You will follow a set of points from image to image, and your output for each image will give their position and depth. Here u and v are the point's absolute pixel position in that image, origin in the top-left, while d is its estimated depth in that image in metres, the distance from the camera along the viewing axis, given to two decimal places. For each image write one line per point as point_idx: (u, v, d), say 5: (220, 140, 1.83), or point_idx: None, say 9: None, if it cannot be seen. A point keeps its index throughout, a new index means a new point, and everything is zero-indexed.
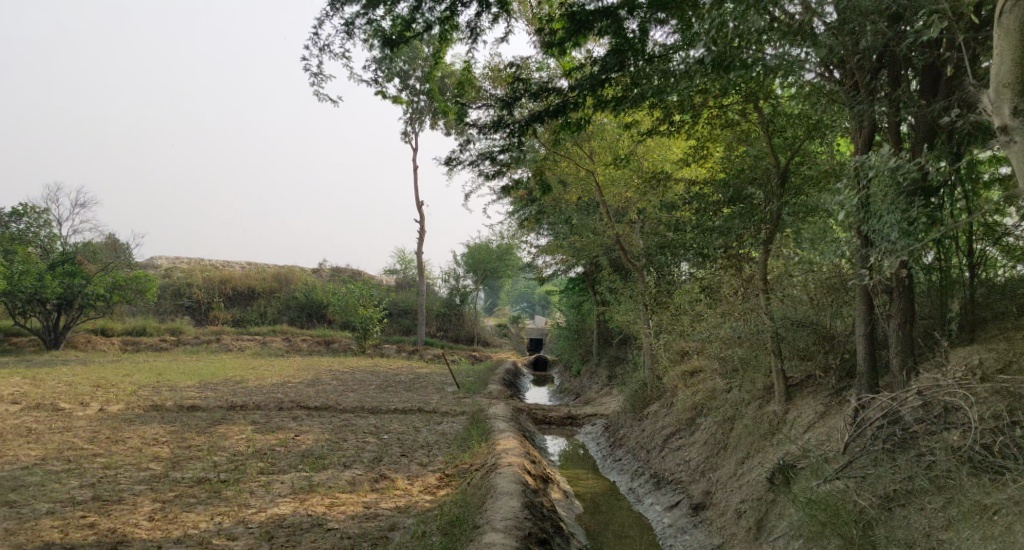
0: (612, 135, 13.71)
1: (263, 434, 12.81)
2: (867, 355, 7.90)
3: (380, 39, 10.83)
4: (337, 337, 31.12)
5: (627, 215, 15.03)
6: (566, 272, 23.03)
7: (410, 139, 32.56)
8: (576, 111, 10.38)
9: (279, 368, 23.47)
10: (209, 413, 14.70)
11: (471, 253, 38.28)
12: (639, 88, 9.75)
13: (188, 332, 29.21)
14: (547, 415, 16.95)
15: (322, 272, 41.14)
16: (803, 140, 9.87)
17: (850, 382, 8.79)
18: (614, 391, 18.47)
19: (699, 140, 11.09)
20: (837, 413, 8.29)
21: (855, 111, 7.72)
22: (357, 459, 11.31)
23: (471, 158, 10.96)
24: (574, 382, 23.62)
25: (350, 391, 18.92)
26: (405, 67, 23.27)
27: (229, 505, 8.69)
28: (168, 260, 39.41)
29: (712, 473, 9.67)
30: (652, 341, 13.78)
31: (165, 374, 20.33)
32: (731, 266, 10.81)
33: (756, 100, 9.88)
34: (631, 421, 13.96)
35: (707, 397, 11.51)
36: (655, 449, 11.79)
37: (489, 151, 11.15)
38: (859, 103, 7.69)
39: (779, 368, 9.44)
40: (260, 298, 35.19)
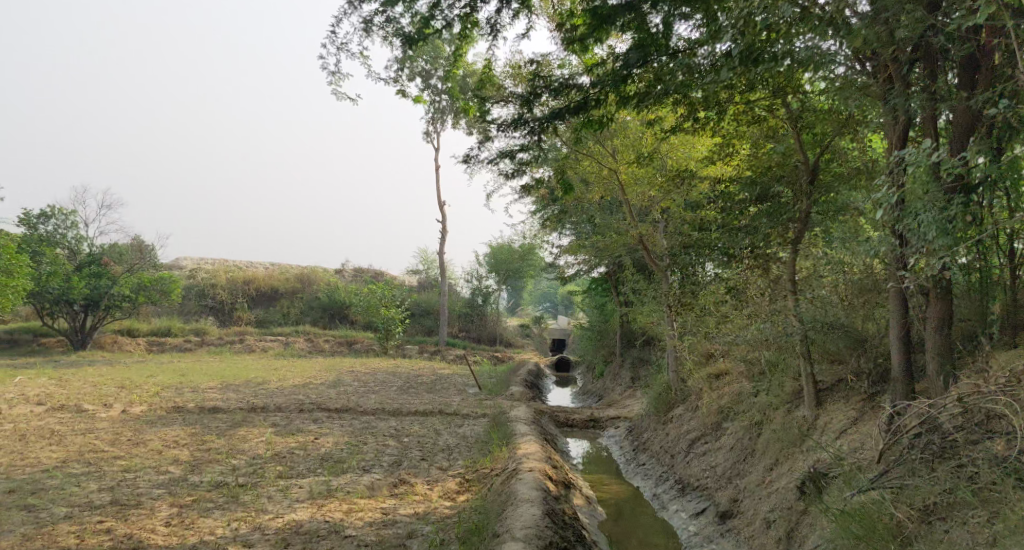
0: (635, 134, 13.50)
1: (283, 436, 12.75)
2: (903, 360, 7.61)
3: (399, 37, 10.68)
4: (360, 338, 31.12)
5: (650, 215, 14.80)
6: (588, 272, 22.82)
7: (432, 139, 32.56)
8: (597, 108, 10.15)
9: (301, 369, 23.48)
10: (230, 415, 14.68)
11: (493, 253, 38.21)
12: (663, 84, 9.50)
13: (212, 332, 29.37)
14: (569, 418, 16.74)
15: (345, 272, 41.28)
16: (833, 137, 9.61)
17: (884, 387, 8.48)
18: (637, 393, 18.22)
19: (725, 137, 10.81)
20: (870, 420, 7.99)
21: (890, 105, 7.44)
22: (377, 463, 11.18)
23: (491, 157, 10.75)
24: (597, 384, 23.37)
25: (371, 393, 18.84)
26: (426, 66, 23.19)
27: (246, 510, 8.59)
28: (193, 261, 39.76)
29: (739, 480, 9.39)
30: (676, 343, 13.52)
31: (189, 374, 20.40)
32: (758, 267, 10.39)
33: (784, 96, 9.63)
34: (655, 425, 13.70)
35: (733, 401, 11.23)
36: (680, 453, 11.53)
37: (510, 149, 10.94)
38: (894, 97, 7.41)
39: (809, 372, 9.16)
40: (284, 298, 35.32)
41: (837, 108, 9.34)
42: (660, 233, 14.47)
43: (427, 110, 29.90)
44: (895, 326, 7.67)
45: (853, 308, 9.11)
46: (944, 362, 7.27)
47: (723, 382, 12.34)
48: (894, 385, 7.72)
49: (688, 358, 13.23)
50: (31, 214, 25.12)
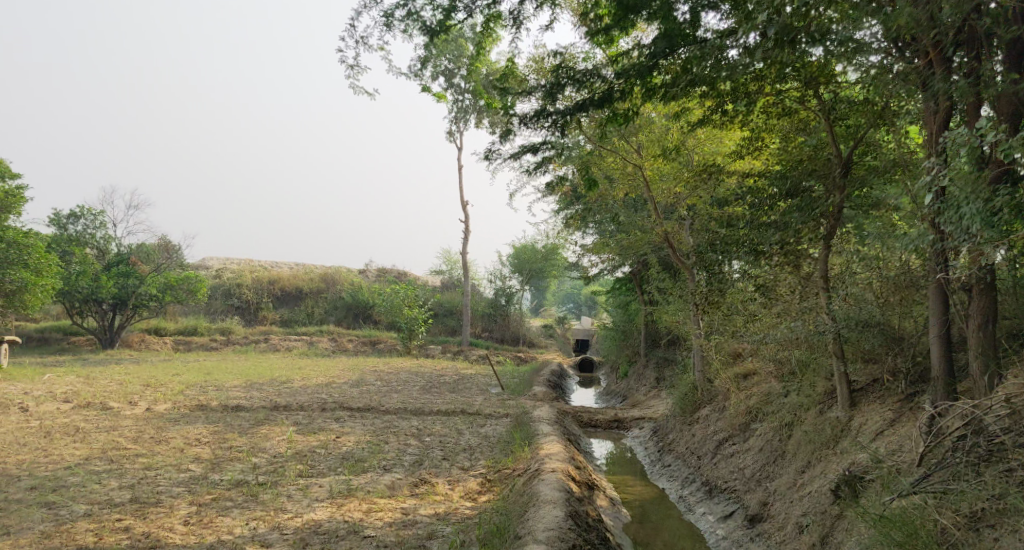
0: (660, 129, 13.25)
1: (304, 435, 12.65)
2: (943, 358, 7.33)
3: (421, 30, 10.53)
4: (383, 338, 31.08)
5: (676, 212, 14.55)
6: (613, 271, 22.57)
7: (456, 138, 32.48)
8: (622, 101, 9.92)
9: (325, 368, 23.45)
10: (252, 413, 14.63)
11: (517, 253, 38.04)
12: (690, 75, 9.26)
13: (238, 332, 29.49)
14: (592, 418, 16.49)
15: (368, 272, 41.35)
16: (868, 129, 9.35)
17: (922, 388, 8.17)
18: (662, 394, 17.94)
19: (753, 130, 10.55)
20: (908, 422, 7.68)
21: (931, 94, 7.17)
22: (398, 462, 11.04)
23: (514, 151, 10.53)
24: (620, 384, 23.08)
25: (393, 392, 18.72)
26: (450, 65, 23.08)
27: (266, 509, 8.48)
28: (218, 261, 40.01)
29: (769, 483, 9.09)
30: (703, 342, 13.25)
31: (213, 373, 20.42)
32: (788, 263, 9.85)
33: (816, 86, 9.44)
34: (681, 426, 13.41)
35: (762, 402, 10.92)
36: (707, 455, 11.23)
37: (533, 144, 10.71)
38: (935, 85, 7.14)
39: (842, 372, 8.86)
40: (308, 298, 35.41)
41: (872, 100, 9.13)
42: (686, 231, 14.20)
43: (450, 109, 29.81)
44: (935, 323, 7.38)
45: (889, 305, 8.78)
46: (987, 360, 6.97)
47: (751, 382, 12.03)
48: (934, 384, 7.43)
49: (715, 358, 12.94)
50: (61, 214, 25.38)
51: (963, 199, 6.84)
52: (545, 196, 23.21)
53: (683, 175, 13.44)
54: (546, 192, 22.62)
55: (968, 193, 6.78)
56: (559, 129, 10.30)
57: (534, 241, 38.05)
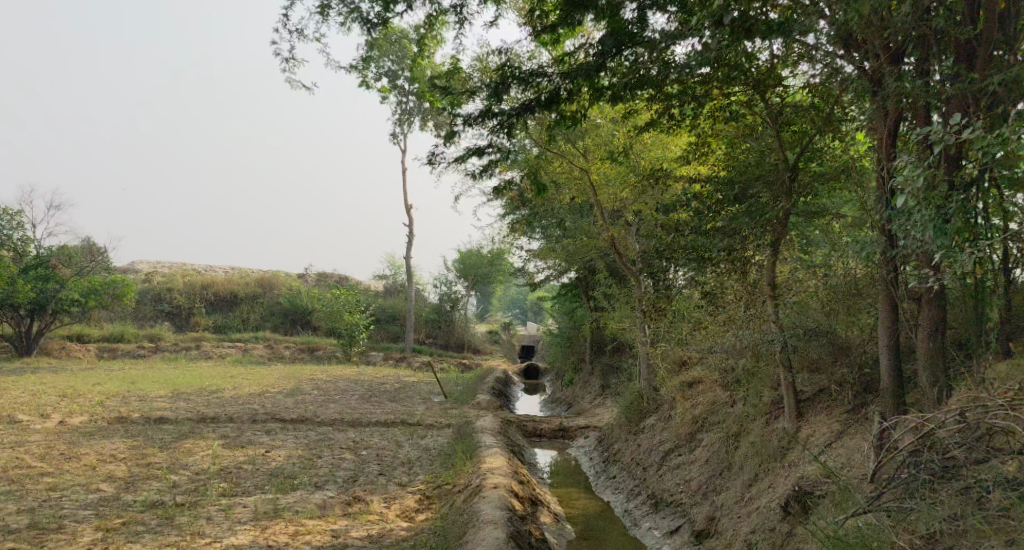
0: (608, 132, 12.97)
1: (231, 449, 11.92)
2: (892, 369, 7.13)
3: (358, 21, 9.98)
4: (322, 344, 30.20)
5: (621, 217, 14.32)
6: (559, 277, 22.28)
7: (400, 140, 31.75)
8: (570, 102, 9.58)
9: (259, 377, 22.51)
10: (177, 426, 13.79)
11: (462, 258, 37.47)
12: (635, 83, 9.11)
13: (167, 339, 28.21)
14: (537, 427, 16.10)
15: (308, 276, 40.25)
16: (814, 136, 9.12)
17: (869, 398, 7.99)
18: (607, 402, 17.68)
19: (699, 136, 10.33)
20: (857, 433, 7.47)
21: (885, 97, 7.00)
22: (330, 479, 10.43)
23: (457, 153, 10.04)
24: (566, 392, 22.79)
25: (330, 402, 18.01)
26: (393, 66, 22.49)
27: (181, 534, 7.81)
28: (149, 265, 38.40)
29: (716, 497, 8.82)
30: (649, 350, 13.00)
31: (138, 383, 19.37)
32: (735, 270, 9.72)
33: (762, 92, 9.26)
34: (626, 436, 13.11)
35: (708, 411, 10.68)
36: (652, 467, 10.94)
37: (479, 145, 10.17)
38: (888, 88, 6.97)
39: (789, 382, 8.63)
40: (244, 303, 34.22)
41: (818, 105, 8.91)
42: (633, 237, 13.95)
43: (394, 111, 29.13)
44: (886, 333, 7.19)
45: (836, 314, 8.58)
46: (937, 371, 6.79)
47: (696, 391, 11.81)
48: (883, 396, 7.23)
49: (661, 366, 12.70)
50: None
51: (915, 205, 6.65)
52: (491, 200, 22.78)
53: (629, 180, 13.20)
54: (491, 196, 22.21)
55: (920, 199, 6.59)
56: (505, 130, 9.80)
57: (480, 246, 37.53)
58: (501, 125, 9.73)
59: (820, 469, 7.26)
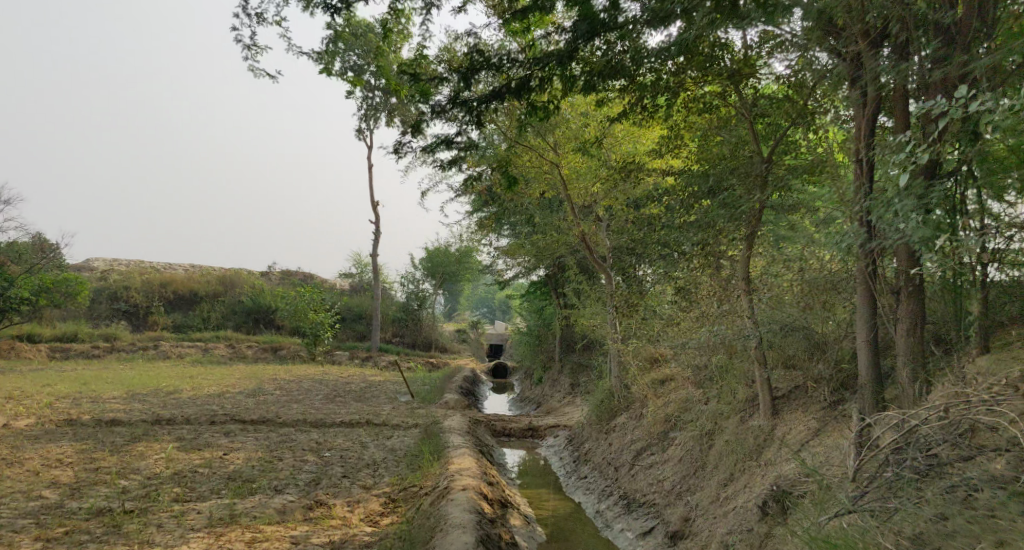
0: (579, 125, 12.74)
1: (187, 452, 11.43)
2: (870, 364, 6.94)
3: (321, 5, 9.59)
4: (286, 343, 29.57)
5: (592, 213, 14.13)
6: (528, 275, 22.01)
7: (366, 136, 31.19)
8: (541, 92, 9.28)
9: (219, 377, 21.86)
10: (130, 428, 13.21)
11: (430, 256, 36.99)
12: (610, 73, 9.03)
13: (124, 338, 27.35)
14: (506, 426, 15.81)
15: (271, 275, 39.46)
16: (788, 129, 8.97)
17: (846, 395, 7.82)
18: (576, 400, 17.46)
19: (673, 128, 10.14)
20: (836, 430, 7.27)
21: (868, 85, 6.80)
22: (291, 482, 10.01)
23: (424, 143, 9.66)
24: (535, 391, 22.53)
25: (293, 402, 17.50)
26: (359, 59, 22.04)
27: (128, 543, 7.35)
28: (105, 263, 37.29)
29: (690, 497, 8.60)
30: (620, 348, 12.78)
31: (91, 384, 18.66)
32: (708, 266, 9.50)
33: (738, 83, 9.15)
34: (597, 435, 12.87)
35: (681, 409, 10.48)
36: (624, 466, 10.70)
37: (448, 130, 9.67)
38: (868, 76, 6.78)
39: (764, 379, 8.44)
40: (204, 302, 33.37)
41: (792, 97, 8.79)
42: (603, 232, 13.72)
43: (359, 106, 28.59)
44: (863, 327, 6.99)
45: (811, 308, 8.40)
46: (916, 367, 6.61)
47: (668, 389, 11.63)
48: (861, 393, 7.04)
49: (632, 363, 12.49)
50: None
51: (896, 195, 6.46)
52: (459, 196, 22.42)
53: (601, 175, 12.99)
54: (459, 192, 21.84)
55: (900, 189, 6.40)
56: (475, 117, 9.41)
57: (448, 244, 37.08)
58: (469, 111, 9.35)
59: (799, 468, 7.05)
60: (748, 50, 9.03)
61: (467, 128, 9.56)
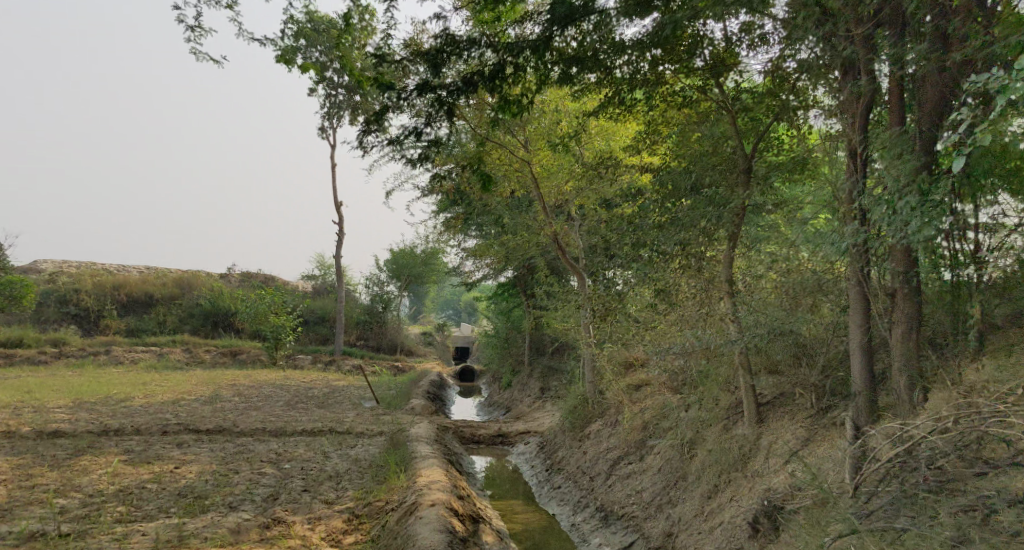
0: (551, 120, 12.31)
1: (135, 466, 10.73)
2: (864, 370, 6.55)
3: None
4: (245, 347, 28.69)
5: (563, 212, 13.69)
6: (496, 276, 21.48)
7: (329, 135, 30.38)
8: (514, 85, 8.79)
9: (174, 383, 21.01)
10: (74, 441, 12.44)
11: (395, 257, 36.24)
12: (583, 65, 8.60)
13: (73, 343, 26.28)
14: (475, 433, 15.29)
15: (231, 276, 38.44)
16: (769, 124, 8.64)
17: (835, 402, 7.46)
18: (547, 405, 16.99)
19: (650, 124, 9.76)
20: (828, 440, 6.89)
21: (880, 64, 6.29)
22: (247, 498, 9.38)
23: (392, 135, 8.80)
24: (504, 395, 22.04)
25: (251, 410, 16.78)
26: (320, 55, 21.40)
27: None
28: (54, 264, 36.00)
29: (671, 510, 8.19)
30: (594, 352, 12.35)
31: (35, 392, 17.75)
32: (689, 267, 9.05)
33: (719, 76, 8.79)
34: (570, 442, 12.41)
35: (659, 416, 10.07)
36: (600, 476, 10.27)
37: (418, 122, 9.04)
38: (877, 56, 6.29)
39: (747, 385, 8.06)
40: (159, 305, 32.31)
41: (774, 91, 8.49)
42: (576, 232, 13.30)
43: (321, 103, 27.84)
44: (856, 331, 6.61)
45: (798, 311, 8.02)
46: (913, 374, 6.25)
47: (644, 394, 11.22)
48: (853, 400, 6.65)
49: (607, 368, 12.07)
50: None
51: (895, 192, 6.06)
52: (425, 195, 21.84)
53: (574, 172, 12.57)
54: (425, 191, 21.28)
55: (899, 185, 6.03)
56: (447, 107, 8.79)
57: (413, 245, 36.36)
58: (439, 102, 8.72)
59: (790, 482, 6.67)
60: (727, 40, 8.68)
61: (438, 119, 8.95)
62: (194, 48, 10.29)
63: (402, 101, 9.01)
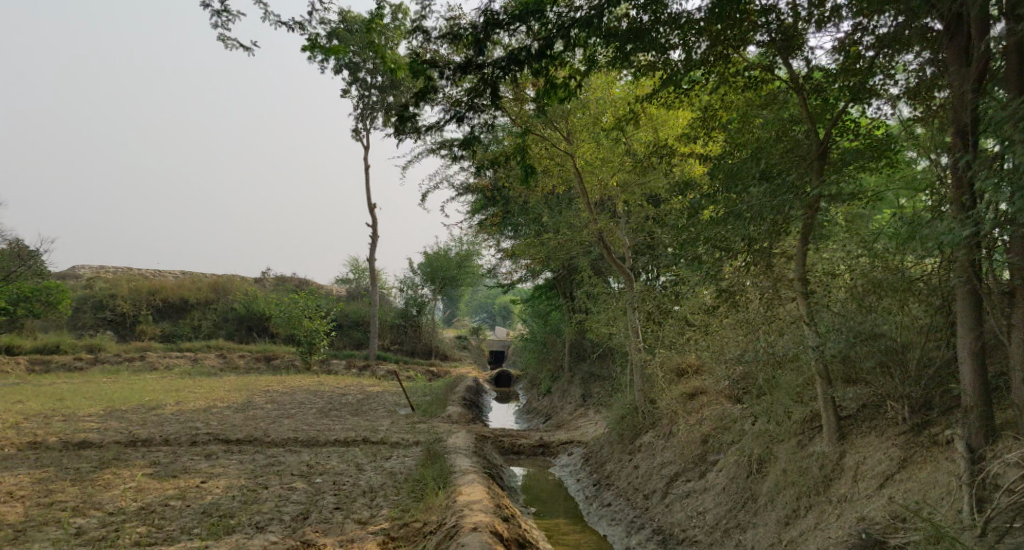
0: (598, 110, 11.52)
1: (159, 481, 10.18)
2: (977, 382, 5.63)
3: None
4: (280, 353, 28.36)
5: (609, 208, 12.90)
6: (534, 278, 20.72)
7: (363, 137, 29.89)
8: (562, 66, 8.04)
9: (207, 389, 20.62)
10: (100, 452, 11.99)
11: (429, 260, 35.63)
12: (636, 44, 7.84)
13: (108, 350, 26.21)
14: (515, 443, 14.52)
15: (265, 280, 38.33)
16: (846, 105, 7.72)
17: (933, 417, 6.52)
18: (590, 414, 16.18)
19: (708, 109, 8.90)
20: (930, 463, 6.00)
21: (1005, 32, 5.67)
22: (276, 516, 8.75)
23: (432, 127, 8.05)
24: (543, 402, 21.19)
25: (283, 418, 16.25)
26: (354, 57, 20.98)
27: None
28: (92, 270, 36.24)
29: (743, 537, 7.34)
30: (645, 358, 11.50)
31: (67, 400, 17.45)
32: (756, 265, 8.09)
33: (789, 54, 7.89)
34: (620, 456, 11.57)
35: (720, 429, 9.20)
36: (655, 494, 9.43)
37: (459, 106, 8.30)
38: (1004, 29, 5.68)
39: (827, 398, 7.16)
40: (195, 310, 32.16)
41: (851, 68, 7.56)
42: (622, 230, 12.49)
43: (354, 105, 27.38)
44: (966, 337, 5.68)
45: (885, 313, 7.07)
46: None
47: (700, 405, 10.35)
48: (964, 416, 5.73)
49: (658, 377, 11.22)
50: None
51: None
52: (461, 196, 21.22)
53: (621, 166, 11.77)
54: (460, 192, 20.66)
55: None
56: (491, 89, 8.04)
57: (447, 247, 35.73)
58: (483, 82, 7.96)
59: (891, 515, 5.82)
60: (793, 13, 7.74)
61: (481, 102, 8.20)
62: (223, 37, 9.68)
63: (440, 83, 8.27)
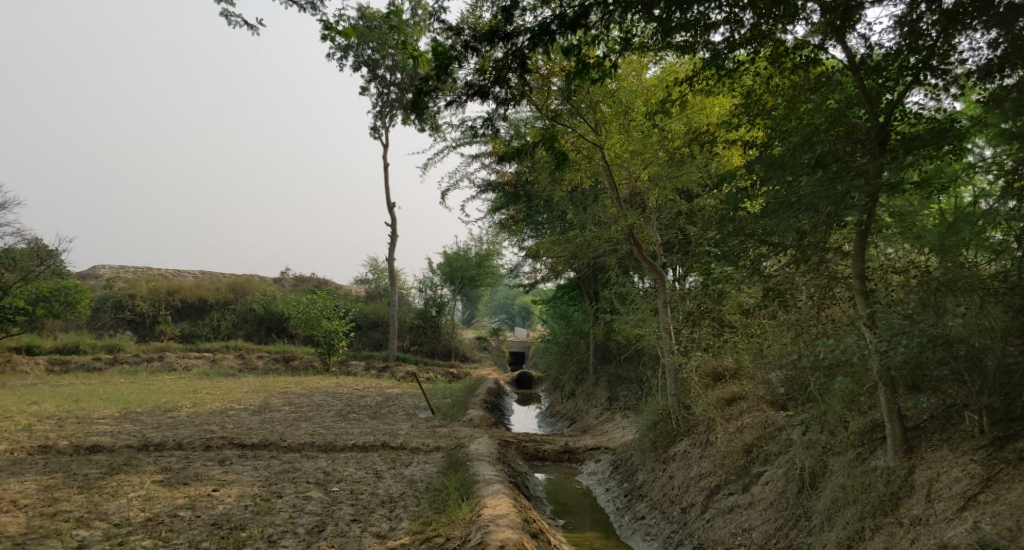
0: (629, 99, 10.88)
1: (170, 488, 9.71)
2: None
3: None
4: (298, 354, 27.99)
5: (639, 204, 12.23)
6: (557, 277, 20.10)
7: (381, 134, 29.41)
8: (598, 37, 7.43)
9: (224, 390, 20.24)
10: (111, 457, 11.55)
11: (448, 260, 35.07)
12: (679, 16, 7.20)
13: (126, 350, 25.96)
14: (540, 449, 13.93)
15: (285, 280, 38.06)
16: (908, 87, 7.01)
17: (1016, 431, 5.89)
18: (617, 419, 15.56)
19: (750, 95, 8.16)
20: (1021, 482, 5.52)
21: None
22: (290, 529, 8.24)
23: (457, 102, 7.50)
24: (566, 405, 20.56)
25: (301, 421, 15.79)
26: (374, 52, 20.57)
27: None
28: (112, 270, 36.16)
29: None
30: (678, 362, 10.87)
31: (82, 400, 17.13)
32: (808, 261, 7.37)
33: (845, 30, 7.20)
34: (652, 465, 10.95)
35: (766, 439, 8.57)
36: (694, 507, 8.84)
37: (482, 81, 7.77)
38: None
39: (893, 408, 6.53)
40: (213, 310, 31.88)
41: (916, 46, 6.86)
42: (653, 226, 11.85)
43: (373, 103, 26.95)
44: None
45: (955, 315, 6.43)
46: None
47: (740, 411, 9.71)
48: None
49: (694, 381, 10.60)
50: None
51: None
52: (482, 192, 20.64)
53: (653, 158, 11.10)
54: (482, 188, 20.09)
55: None
56: (519, 61, 7.51)
57: (467, 247, 35.16)
58: (511, 54, 7.41)
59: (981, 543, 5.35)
60: None
61: (508, 76, 7.68)
62: (224, 9, 9.83)
63: (463, 56, 7.68)
